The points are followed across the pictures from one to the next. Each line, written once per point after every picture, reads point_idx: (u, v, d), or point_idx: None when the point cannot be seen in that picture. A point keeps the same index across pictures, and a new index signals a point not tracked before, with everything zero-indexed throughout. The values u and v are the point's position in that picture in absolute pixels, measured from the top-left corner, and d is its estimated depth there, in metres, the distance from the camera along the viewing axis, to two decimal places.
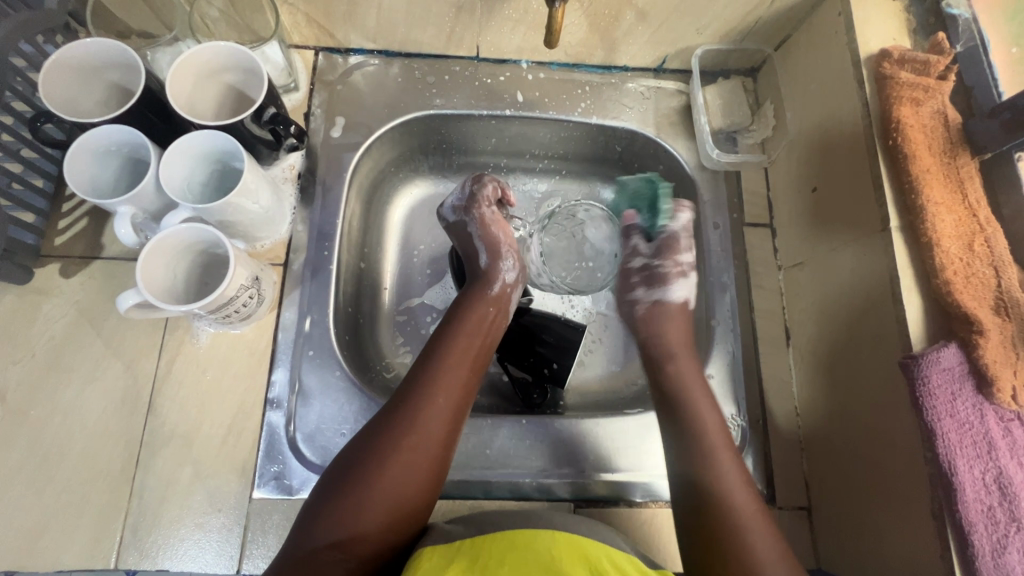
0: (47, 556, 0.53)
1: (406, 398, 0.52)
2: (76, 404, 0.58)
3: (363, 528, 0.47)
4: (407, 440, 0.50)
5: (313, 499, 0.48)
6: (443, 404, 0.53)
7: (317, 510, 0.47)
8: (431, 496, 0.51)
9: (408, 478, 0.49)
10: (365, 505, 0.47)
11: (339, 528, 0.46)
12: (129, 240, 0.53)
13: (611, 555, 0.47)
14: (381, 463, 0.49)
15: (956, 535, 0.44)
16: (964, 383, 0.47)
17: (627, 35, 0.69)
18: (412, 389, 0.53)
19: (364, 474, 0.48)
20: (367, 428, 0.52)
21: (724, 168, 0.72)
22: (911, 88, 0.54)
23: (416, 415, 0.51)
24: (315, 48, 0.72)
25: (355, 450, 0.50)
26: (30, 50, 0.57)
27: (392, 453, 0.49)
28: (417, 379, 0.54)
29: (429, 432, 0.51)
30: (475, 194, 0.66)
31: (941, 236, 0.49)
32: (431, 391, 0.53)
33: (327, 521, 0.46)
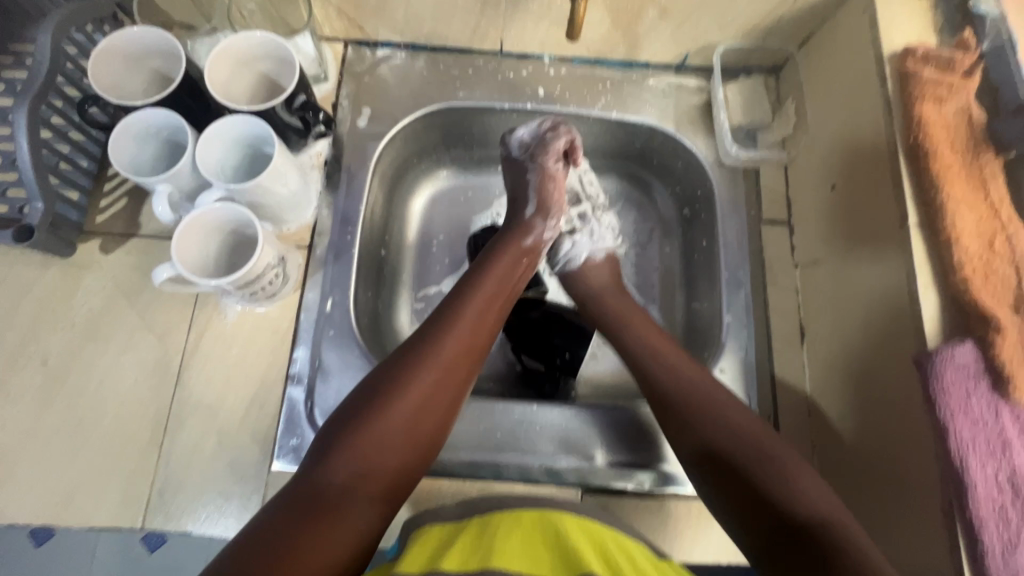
0: (80, 513, 0.57)
1: (420, 337, 0.54)
2: (111, 372, 0.61)
3: (377, 459, 0.48)
4: (422, 374, 0.51)
5: (325, 432, 0.49)
6: (458, 341, 0.54)
7: (335, 439, 0.48)
8: (443, 436, 0.52)
9: (424, 416, 0.50)
10: (381, 436, 0.48)
11: (354, 459, 0.47)
12: (166, 217, 0.56)
13: (614, 534, 0.49)
14: (394, 396, 0.50)
15: (966, 533, 0.44)
16: (979, 381, 0.46)
17: (649, 31, 0.70)
18: (428, 329, 0.54)
19: (382, 406, 0.49)
20: (381, 366, 0.53)
21: (743, 164, 0.73)
22: (935, 85, 0.53)
23: (437, 355, 0.52)
24: (345, 41, 0.74)
25: (376, 383, 0.51)
26: (81, 38, 0.61)
27: (405, 386, 0.50)
28: (433, 320, 0.55)
29: (445, 367, 0.52)
30: (548, 141, 0.67)
31: (960, 234, 0.49)
32: (446, 330, 0.54)
33: (340, 453, 0.47)
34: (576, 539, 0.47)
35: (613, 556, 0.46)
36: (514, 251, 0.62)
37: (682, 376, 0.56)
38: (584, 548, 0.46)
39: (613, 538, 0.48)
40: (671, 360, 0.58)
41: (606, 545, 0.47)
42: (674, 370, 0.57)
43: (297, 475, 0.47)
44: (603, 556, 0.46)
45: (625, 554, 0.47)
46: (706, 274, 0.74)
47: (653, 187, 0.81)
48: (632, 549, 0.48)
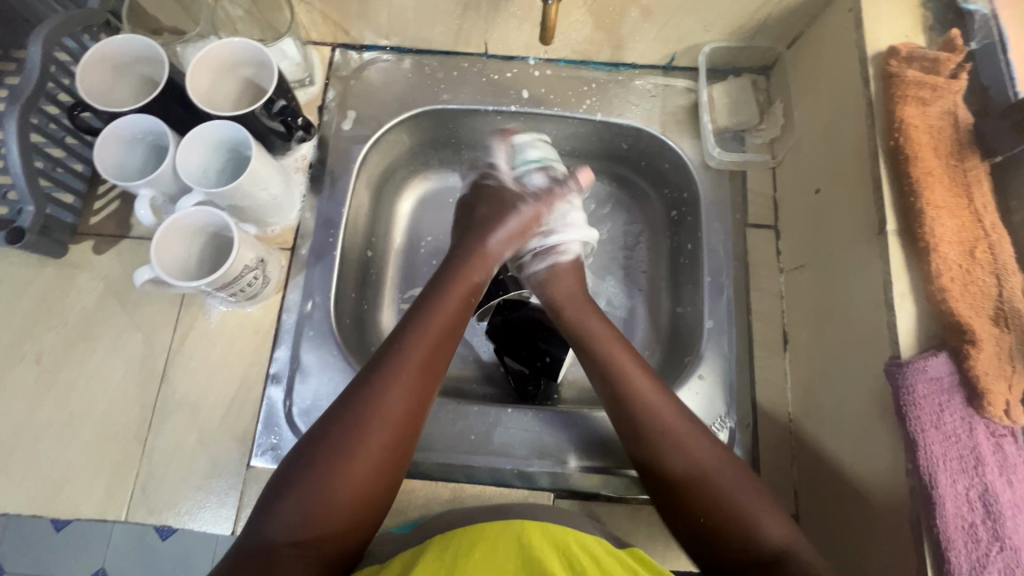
0: (68, 504, 0.59)
1: (356, 397, 0.53)
2: (100, 369, 0.63)
3: (321, 526, 0.48)
4: (359, 438, 0.51)
5: (268, 496, 0.50)
6: (395, 399, 0.53)
7: (273, 506, 0.48)
8: (390, 483, 0.52)
9: (364, 470, 0.51)
10: (321, 499, 0.49)
11: (298, 529, 0.48)
12: (147, 219, 0.57)
13: (581, 538, 0.48)
14: (332, 461, 0.50)
15: (933, 551, 0.43)
16: (953, 394, 0.45)
17: (633, 32, 0.69)
18: (362, 389, 0.53)
19: (320, 468, 0.50)
20: (314, 429, 0.53)
21: (729, 167, 0.71)
22: (918, 87, 0.51)
23: (371, 406, 0.52)
24: (332, 44, 0.75)
25: (312, 443, 0.51)
26: (73, 45, 0.63)
27: (344, 452, 0.50)
28: (367, 378, 0.54)
29: (380, 428, 0.52)
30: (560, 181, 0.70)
31: (939, 241, 0.48)
32: (380, 390, 0.53)
33: (281, 523, 0.48)
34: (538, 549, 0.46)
35: (577, 561, 0.46)
36: (445, 303, 0.60)
37: (643, 394, 0.56)
38: (547, 559, 0.45)
39: (579, 542, 0.48)
40: (649, 398, 0.56)
41: (571, 551, 0.47)
42: (636, 394, 0.56)
43: (242, 535, 0.48)
44: (566, 563, 0.45)
45: (592, 559, 0.46)
46: (690, 278, 0.73)
47: (640, 189, 0.80)
48: (600, 553, 0.47)
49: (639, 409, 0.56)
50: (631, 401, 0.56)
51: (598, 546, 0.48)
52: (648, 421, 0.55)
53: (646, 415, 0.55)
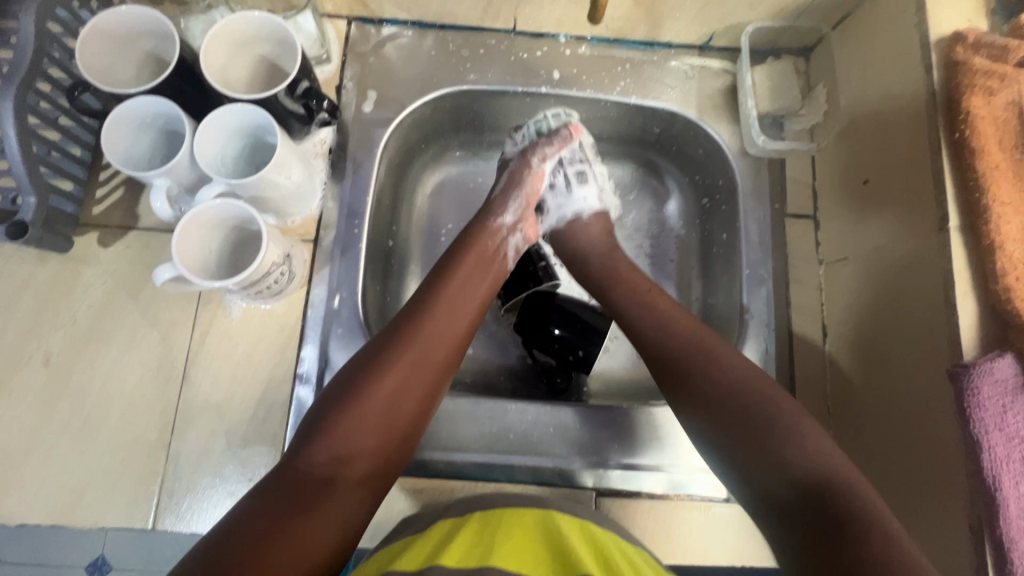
0: (91, 513, 0.56)
1: (402, 330, 0.53)
2: (114, 371, 0.59)
3: (359, 444, 0.47)
4: (400, 364, 0.50)
5: (308, 418, 0.48)
6: (445, 333, 0.54)
7: (315, 427, 0.47)
8: (425, 418, 0.51)
9: (405, 398, 0.50)
10: (361, 421, 0.48)
11: (336, 444, 0.46)
12: (164, 213, 0.53)
13: (619, 542, 0.48)
14: (372, 383, 0.49)
15: (995, 552, 0.43)
16: (1018, 396, 0.44)
17: (674, 9, 0.65)
18: (408, 323, 0.53)
19: (363, 389, 0.49)
20: (356, 357, 0.52)
21: (769, 154, 0.69)
22: (986, 75, 0.49)
23: (414, 335, 0.52)
24: (348, 18, 0.70)
25: (355, 368, 0.50)
26: (66, 16, 0.57)
27: (387, 377, 0.49)
28: (411, 314, 0.54)
29: (427, 358, 0.52)
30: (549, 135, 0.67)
31: (1005, 239, 0.46)
32: (428, 325, 0.53)
33: (324, 438, 0.46)
34: (576, 543, 0.46)
35: (613, 562, 0.45)
36: (488, 255, 0.61)
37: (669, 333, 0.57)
38: (582, 553, 0.45)
39: (619, 548, 0.47)
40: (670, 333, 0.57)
41: (608, 552, 0.46)
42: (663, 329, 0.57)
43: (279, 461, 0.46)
44: (601, 562, 0.45)
45: (626, 559, 0.46)
46: (725, 269, 0.71)
47: (671, 175, 0.78)
48: (637, 559, 0.46)
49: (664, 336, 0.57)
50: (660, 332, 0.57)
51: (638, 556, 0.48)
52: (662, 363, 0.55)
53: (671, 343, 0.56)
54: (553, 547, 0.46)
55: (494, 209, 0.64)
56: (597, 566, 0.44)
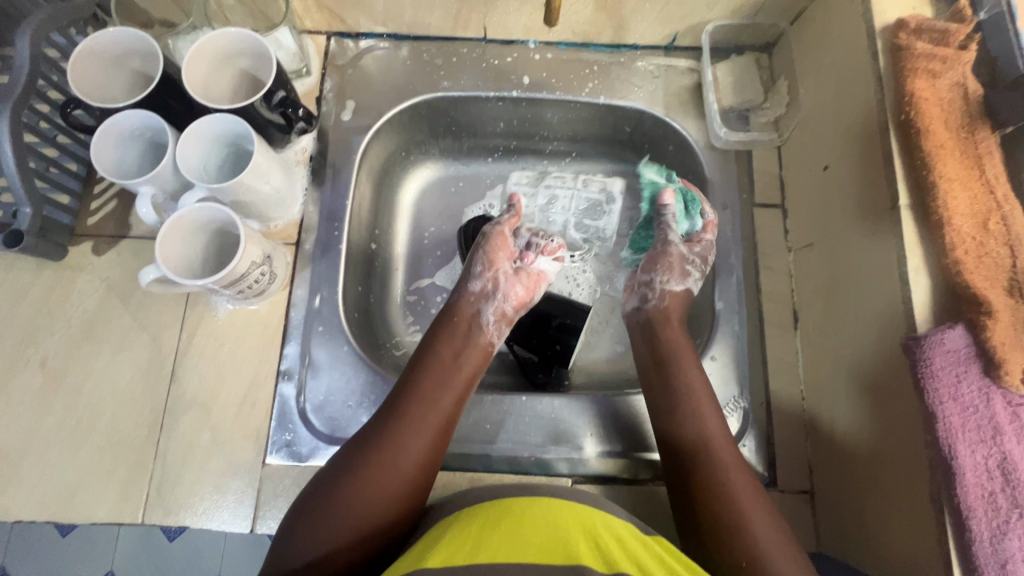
0: (82, 510, 0.58)
1: (388, 415, 0.54)
2: (106, 373, 0.62)
3: (336, 542, 0.46)
4: (384, 449, 0.51)
5: (297, 509, 0.49)
6: (426, 414, 0.54)
7: (298, 521, 0.48)
8: (410, 502, 0.50)
9: (386, 483, 0.49)
10: (342, 513, 0.47)
11: (319, 534, 0.46)
12: (149, 218, 0.56)
13: (607, 519, 0.46)
14: (349, 482, 0.49)
15: (954, 520, 0.43)
16: (969, 365, 0.45)
17: (635, 12, 0.68)
18: (392, 408, 0.54)
19: (345, 479, 0.49)
20: (340, 455, 0.52)
21: (734, 147, 0.71)
22: (928, 59, 0.51)
23: (398, 421, 0.53)
24: (327, 33, 0.74)
25: (340, 459, 0.51)
26: (62, 41, 0.61)
27: (372, 465, 0.50)
28: (402, 396, 0.55)
29: (410, 444, 0.52)
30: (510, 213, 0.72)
31: (953, 214, 0.47)
32: (416, 403, 0.54)
33: (307, 531, 0.47)
34: (570, 527, 0.44)
35: (607, 547, 0.42)
36: (462, 333, 0.62)
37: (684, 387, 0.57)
38: (576, 538, 0.43)
39: (608, 527, 0.45)
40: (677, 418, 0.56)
41: (598, 532, 0.44)
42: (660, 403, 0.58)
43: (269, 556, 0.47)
44: (595, 547, 0.42)
45: (617, 540, 0.44)
46: None
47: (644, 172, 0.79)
48: (625, 536, 0.45)
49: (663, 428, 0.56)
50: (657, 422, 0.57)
51: (625, 530, 0.46)
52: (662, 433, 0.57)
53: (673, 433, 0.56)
54: (548, 532, 0.43)
55: (463, 282, 0.66)
56: (591, 552, 0.42)
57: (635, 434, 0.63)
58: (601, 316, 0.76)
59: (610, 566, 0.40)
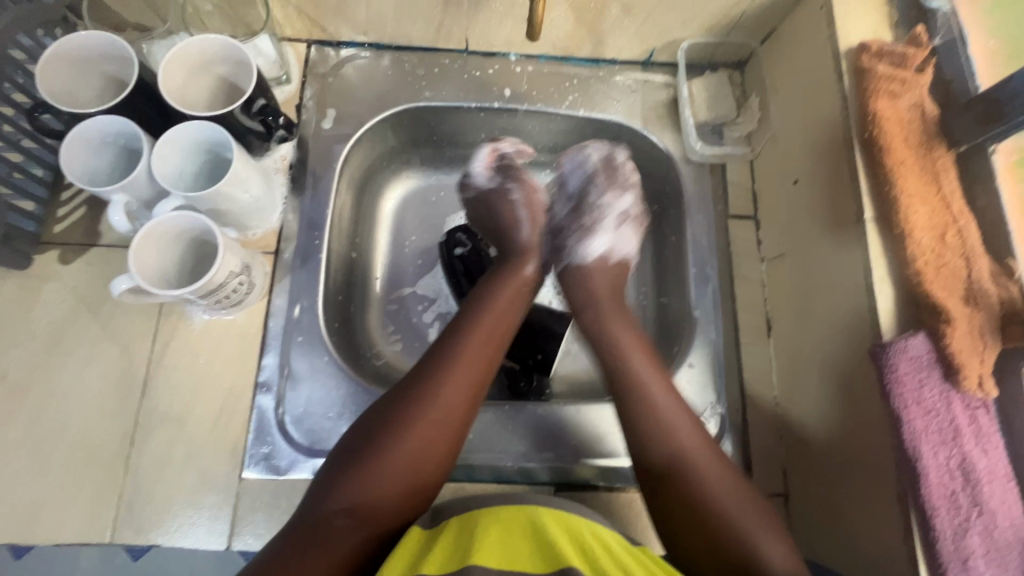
0: (46, 530, 0.56)
1: (431, 368, 0.53)
2: (73, 387, 0.60)
3: (379, 500, 0.47)
4: (426, 405, 0.51)
5: (333, 461, 0.50)
6: (469, 373, 0.53)
7: (335, 477, 0.48)
8: (451, 459, 0.52)
9: (428, 440, 0.50)
10: (382, 465, 0.48)
11: (359, 488, 0.47)
12: (122, 226, 0.55)
13: (592, 525, 0.46)
14: (391, 441, 0.49)
15: (920, 519, 0.45)
16: (930, 370, 0.47)
17: (614, 28, 0.70)
18: (436, 362, 0.53)
19: (387, 432, 0.50)
20: (379, 406, 0.52)
21: (709, 160, 0.73)
22: (888, 80, 0.54)
23: (442, 377, 0.52)
24: (308, 41, 0.73)
25: (380, 411, 0.52)
26: (29, 42, 0.59)
27: (414, 420, 0.50)
28: (446, 350, 0.54)
29: (451, 402, 0.52)
30: (512, 166, 0.70)
31: (914, 227, 0.50)
32: (459, 360, 0.54)
33: (346, 486, 0.47)
34: (553, 532, 0.44)
35: (593, 552, 0.43)
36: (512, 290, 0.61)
37: (635, 367, 0.57)
38: (563, 546, 0.43)
39: (594, 533, 0.45)
40: (678, 435, 0.53)
41: (583, 537, 0.44)
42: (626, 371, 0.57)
43: (300, 508, 0.48)
44: (582, 554, 0.43)
45: (604, 546, 0.44)
46: (675, 269, 0.74)
47: None
48: (612, 541, 0.45)
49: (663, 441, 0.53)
50: (663, 439, 0.53)
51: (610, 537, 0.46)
52: (635, 414, 0.54)
53: (665, 449, 0.52)
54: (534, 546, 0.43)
55: (529, 248, 0.65)
56: (580, 561, 0.42)
57: (612, 443, 0.63)
58: None
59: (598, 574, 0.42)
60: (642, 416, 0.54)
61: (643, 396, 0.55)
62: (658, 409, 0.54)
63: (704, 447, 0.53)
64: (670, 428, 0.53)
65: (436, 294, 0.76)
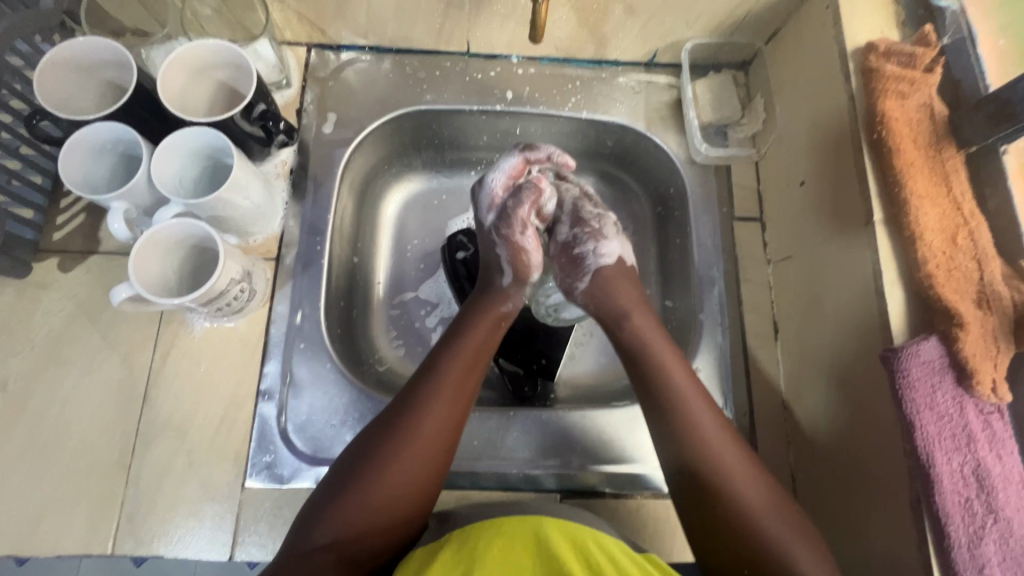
0: (46, 542, 0.55)
1: (410, 401, 0.52)
2: (73, 396, 0.59)
3: (363, 534, 0.47)
4: (405, 440, 0.50)
5: (315, 497, 0.49)
6: (447, 406, 0.53)
7: (316, 513, 0.48)
8: (432, 492, 0.51)
9: (408, 474, 0.50)
10: (363, 501, 0.48)
11: (339, 524, 0.47)
12: (121, 234, 0.54)
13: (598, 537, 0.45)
14: (372, 476, 0.49)
15: (934, 528, 0.45)
16: (943, 375, 0.47)
17: (617, 29, 0.69)
18: (415, 395, 0.53)
19: (367, 467, 0.49)
20: (359, 440, 0.52)
21: (713, 161, 0.73)
22: (897, 80, 0.54)
23: (419, 411, 0.52)
24: (307, 45, 0.73)
25: (361, 445, 0.51)
26: (27, 49, 0.59)
27: (394, 454, 0.50)
28: (424, 382, 0.54)
29: (430, 436, 0.51)
30: (509, 215, 0.59)
31: (924, 229, 0.49)
32: (438, 394, 0.53)
33: (327, 521, 0.47)
34: (558, 548, 0.43)
35: (598, 569, 0.42)
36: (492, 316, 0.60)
37: (667, 365, 0.56)
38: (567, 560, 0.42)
39: (596, 540, 0.45)
40: (714, 448, 0.53)
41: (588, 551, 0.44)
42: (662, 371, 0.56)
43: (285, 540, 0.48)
44: (586, 570, 0.42)
45: (607, 558, 0.44)
46: (679, 272, 0.74)
47: (626, 184, 0.80)
48: (618, 556, 0.44)
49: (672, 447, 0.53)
50: (698, 457, 0.52)
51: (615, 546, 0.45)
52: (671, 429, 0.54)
53: (705, 464, 0.52)
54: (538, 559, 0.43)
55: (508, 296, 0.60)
56: None
57: (618, 448, 0.63)
58: (586, 327, 0.76)
59: None
60: (683, 432, 0.53)
61: (676, 404, 0.54)
62: (690, 417, 0.54)
63: (738, 452, 0.53)
64: (708, 445, 0.53)
65: (438, 299, 0.76)
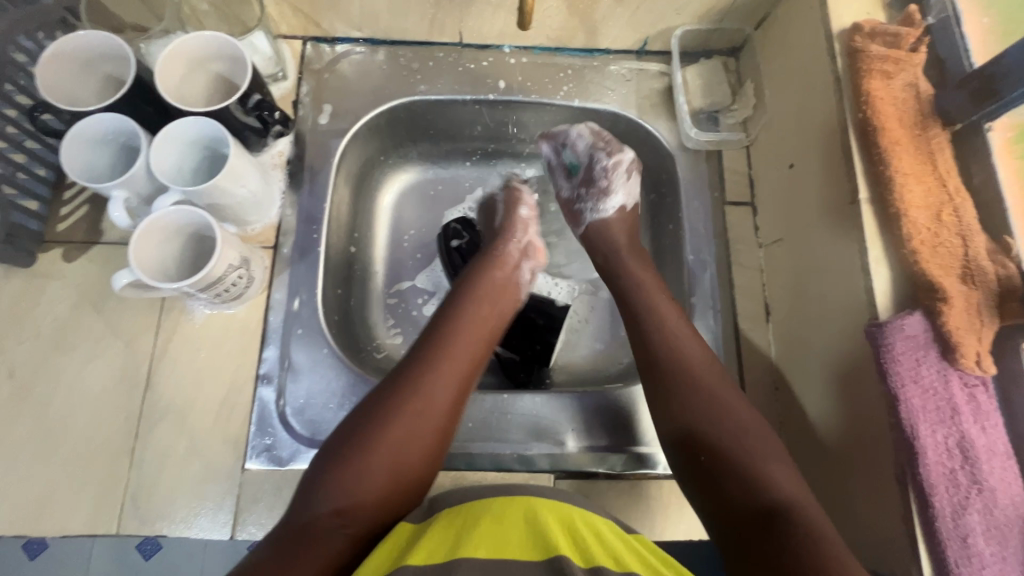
0: (53, 522, 0.57)
1: (411, 370, 0.53)
2: (78, 382, 0.61)
3: (364, 505, 0.47)
4: (407, 406, 0.50)
5: (313, 468, 0.48)
6: (448, 375, 0.53)
7: (317, 482, 0.47)
8: (434, 459, 0.51)
9: (410, 440, 0.50)
10: (365, 467, 0.47)
11: (340, 493, 0.46)
12: (122, 222, 0.55)
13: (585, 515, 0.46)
14: (374, 441, 0.48)
15: (919, 499, 0.45)
16: (928, 349, 0.47)
17: (607, 17, 0.70)
18: (415, 366, 0.53)
19: (369, 433, 0.49)
20: (358, 410, 0.51)
21: (704, 147, 0.73)
22: (882, 61, 0.54)
23: (420, 380, 0.52)
24: (303, 38, 0.74)
25: (360, 414, 0.51)
26: (30, 45, 0.60)
27: (396, 421, 0.50)
28: (424, 354, 0.54)
29: (433, 403, 0.51)
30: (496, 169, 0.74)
31: (909, 206, 0.50)
32: (437, 363, 0.53)
33: (328, 490, 0.46)
34: (546, 522, 0.44)
35: (583, 540, 0.44)
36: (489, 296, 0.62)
37: (662, 322, 0.58)
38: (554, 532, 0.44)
39: (583, 519, 0.46)
40: (704, 388, 0.53)
41: (575, 527, 0.45)
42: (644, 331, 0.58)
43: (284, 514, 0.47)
44: (572, 542, 0.43)
45: (594, 531, 0.45)
46: (672, 257, 0.74)
47: None
48: (606, 533, 0.45)
49: (688, 402, 0.52)
50: (689, 401, 0.52)
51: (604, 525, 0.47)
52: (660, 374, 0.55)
53: (694, 409, 0.52)
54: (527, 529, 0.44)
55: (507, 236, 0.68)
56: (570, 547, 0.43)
57: (611, 429, 0.64)
58: (581, 314, 0.77)
59: (587, 560, 0.42)
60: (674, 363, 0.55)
61: (673, 354, 0.56)
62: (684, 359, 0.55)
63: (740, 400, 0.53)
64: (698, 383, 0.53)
65: (435, 286, 0.77)
